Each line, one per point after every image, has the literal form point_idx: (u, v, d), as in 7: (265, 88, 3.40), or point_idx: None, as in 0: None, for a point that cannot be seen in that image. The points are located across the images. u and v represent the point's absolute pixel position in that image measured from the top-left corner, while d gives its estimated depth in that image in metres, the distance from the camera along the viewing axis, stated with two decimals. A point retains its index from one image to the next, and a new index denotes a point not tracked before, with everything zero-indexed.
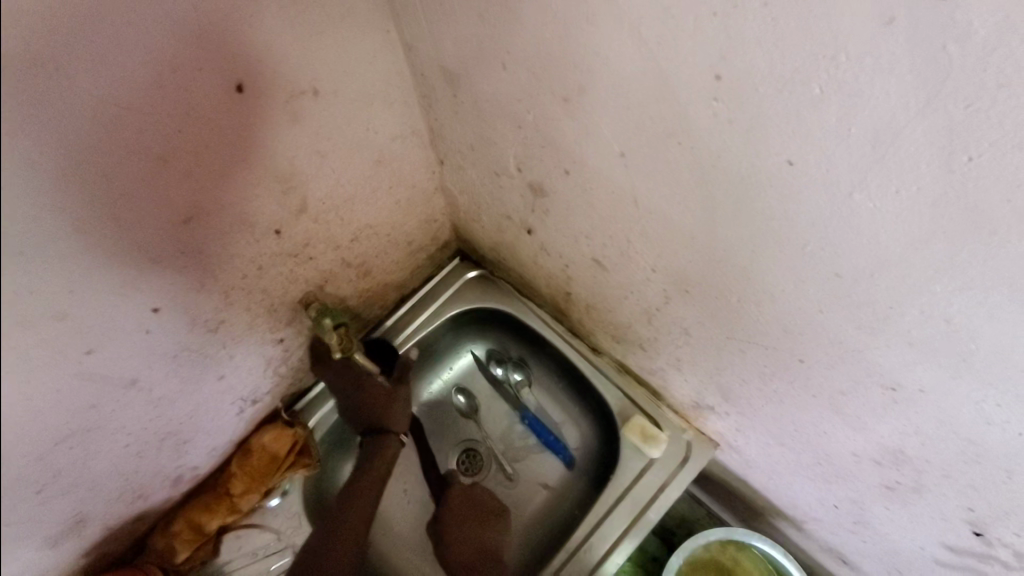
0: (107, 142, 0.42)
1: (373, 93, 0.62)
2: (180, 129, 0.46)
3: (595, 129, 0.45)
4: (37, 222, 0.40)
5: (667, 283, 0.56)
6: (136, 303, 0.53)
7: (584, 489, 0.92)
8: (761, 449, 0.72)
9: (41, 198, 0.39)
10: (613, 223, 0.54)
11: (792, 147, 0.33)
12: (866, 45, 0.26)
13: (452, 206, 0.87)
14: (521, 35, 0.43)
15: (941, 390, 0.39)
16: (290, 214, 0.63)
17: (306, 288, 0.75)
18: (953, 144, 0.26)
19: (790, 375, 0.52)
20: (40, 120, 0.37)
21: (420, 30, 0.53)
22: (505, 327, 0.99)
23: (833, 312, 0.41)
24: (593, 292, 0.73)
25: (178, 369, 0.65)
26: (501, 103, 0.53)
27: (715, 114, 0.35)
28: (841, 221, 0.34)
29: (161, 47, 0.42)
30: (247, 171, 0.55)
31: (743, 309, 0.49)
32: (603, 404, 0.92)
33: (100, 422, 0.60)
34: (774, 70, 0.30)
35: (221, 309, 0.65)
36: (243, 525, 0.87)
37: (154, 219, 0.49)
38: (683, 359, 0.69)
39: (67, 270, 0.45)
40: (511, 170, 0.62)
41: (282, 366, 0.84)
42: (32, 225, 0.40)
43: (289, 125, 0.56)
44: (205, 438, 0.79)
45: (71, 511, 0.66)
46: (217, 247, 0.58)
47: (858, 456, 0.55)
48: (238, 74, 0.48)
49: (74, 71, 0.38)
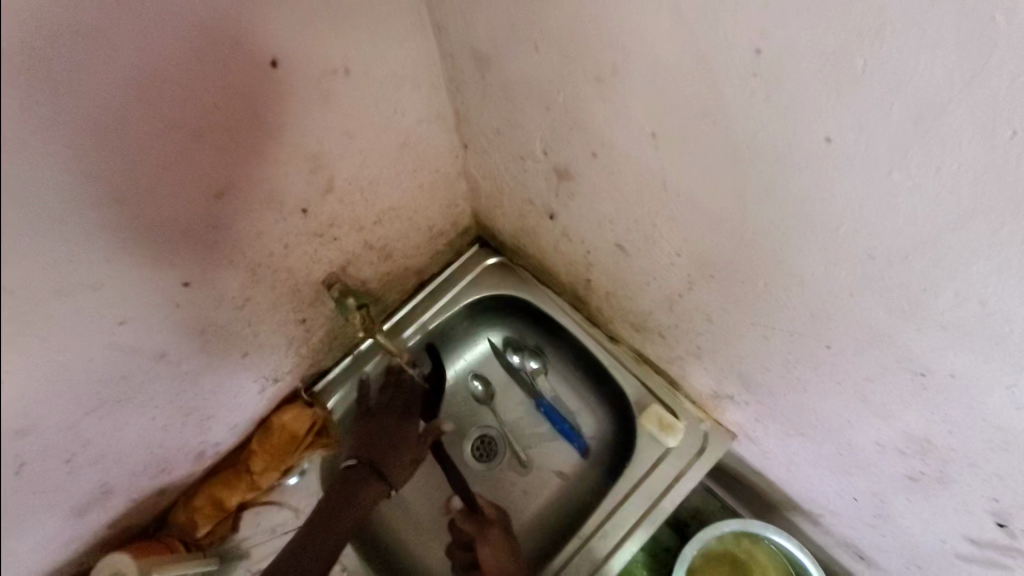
0: (143, 114, 0.43)
1: (401, 74, 0.62)
2: (214, 104, 0.47)
3: (626, 108, 0.45)
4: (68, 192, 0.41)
5: (692, 268, 0.56)
6: (165, 276, 0.55)
7: (598, 477, 0.92)
8: (780, 439, 0.72)
9: (70, 165, 0.40)
10: (641, 207, 0.54)
11: (830, 123, 0.32)
12: (913, 19, 0.26)
13: (474, 191, 0.87)
14: (555, 14, 0.43)
15: (971, 375, 0.39)
16: (317, 194, 0.64)
17: (329, 269, 0.75)
18: (996, 120, 0.26)
19: (815, 362, 0.52)
20: (73, 89, 0.38)
21: (452, 9, 0.53)
22: (523, 315, 0.99)
23: (864, 295, 0.41)
24: (615, 279, 0.74)
25: (204, 345, 0.66)
26: (530, 84, 0.53)
27: (753, 90, 0.35)
28: (878, 200, 0.34)
29: (197, 22, 0.42)
30: (277, 150, 0.56)
31: (770, 294, 0.49)
32: (619, 393, 0.92)
33: (129, 394, 0.61)
34: (815, 46, 0.30)
35: (248, 287, 0.66)
36: (262, 502, 0.89)
37: (188, 194, 0.50)
38: (703, 347, 0.69)
39: (101, 241, 0.46)
40: (536, 153, 0.63)
41: (304, 346, 0.85)
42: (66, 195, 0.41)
43: (320, 104, 0.56)
44: (228, 415, 0.80)
45: (99, 481, 0.67)
46: (245, 225, 0.59)
47: (881, 445, 0.55)
48: (273, 53, 0.49)
49: (114, 42, 0.38)
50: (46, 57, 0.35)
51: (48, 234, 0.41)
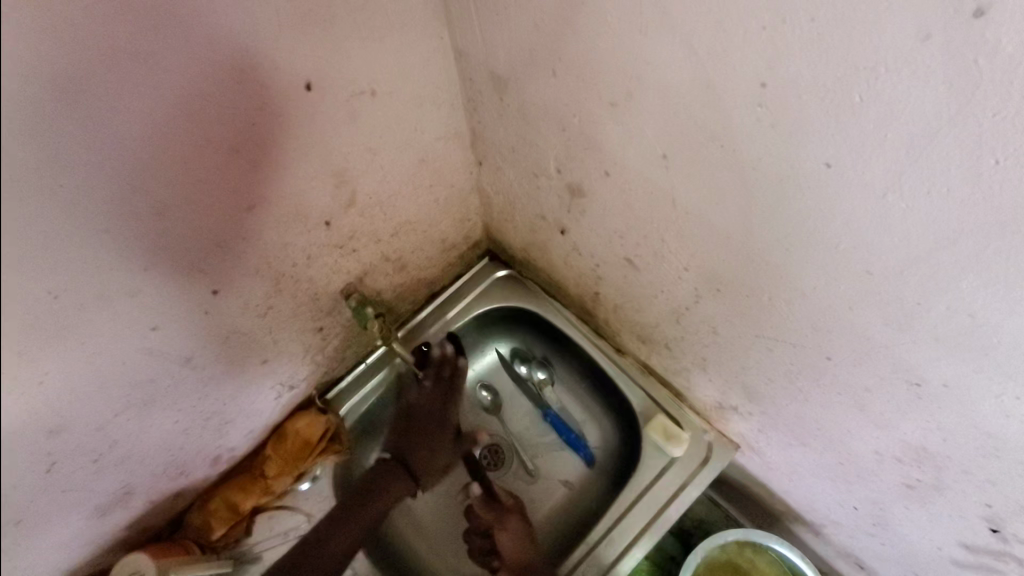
0: (188, 131, 0.46)
1: (422, 95, 0.65)
2: (252, 123, 0.50)
3: (638, 132, 0.48)
4: (109, 197, 0.44)
5: (699, 282, 0.58)
6: (196, 284, 0.57)
7: (604, 486, 0.94)
8: (783, 450, 0.74)
9: (117, 173, 0.43)
10: (650, 223, 0.57)
11: (830, 149, 0.35)
12: (903, 58, 0.29)
13: (486, 206, 0.90)
14: (573, 44, 0.46)
15: (963, 385, 0.41)
16: (340, 207, 0.67)
17: (347, 279, 0.78)
18: (980, 149, 0.29)
19: (816, 373, 0.54)
20: (125, 106, 0.41)
21: (473, 37, 0.56)
22: (531, 327, 1.02)
23: (862, 309, 0.43)
24: (623, 292, 0.76)
25: (228, 351, 0.69)
26: (547, 107, 0.56)
27: (759, 118, 0.37)
28: (874, 220, 0.37)
29: (240, 47, 0.46)
30: (306, 166, 0.59)
31: (773, 307, 0.51)
32: (625, 404, 0.94)
33: (156, 396, 0.63)
34: (817, 80, 0.33)
35: (271, 296, 0.68)
36: (275, 506, 0.91)
37: (223, 206, 0.53)
38: (708, 358, 0.71)
39: (142, 249, 0.49)
40: (549, 171, 0.66)
41: (320, 354, 0.87)
42: (107, 200, 0.44)
43: (347, 123, 0.59)
44: (245, 420, 0.82)
45: (121, 482, 0.69)
46: (273, 236, 0.62)
47: (880, 454, 0.57)
48: (307, 75, 0.52)
49: (167, 65, 0.42)
50: (102, 76, 0.39)
51: (97, 236, 0.45)
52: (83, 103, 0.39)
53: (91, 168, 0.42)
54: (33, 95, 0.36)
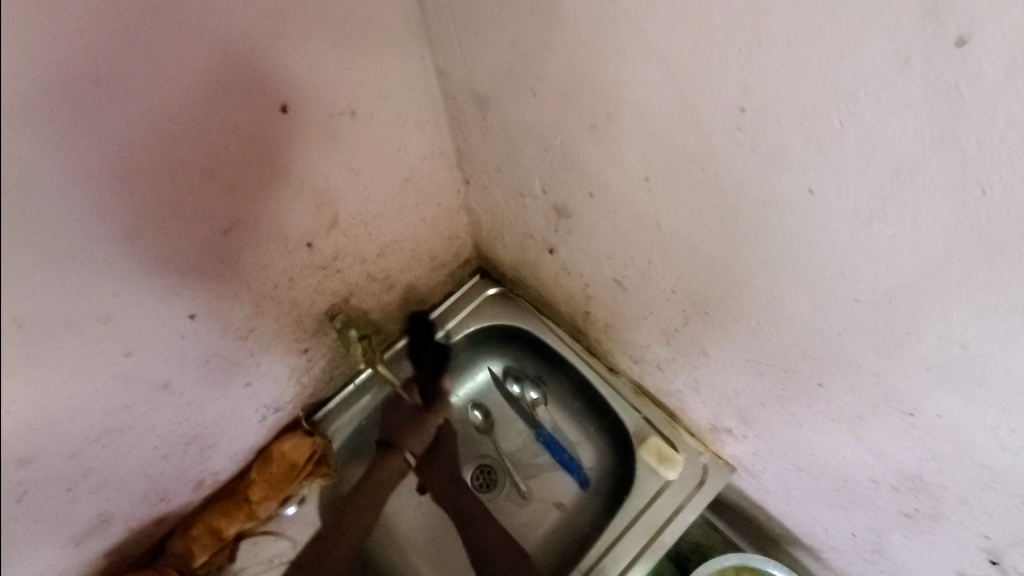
0: (159, 155, 0.45)
1: (405, 115, 0.64)
2: (227, 145, 0.49)
3: (620, 154, 0.46)
4: (80, 224, 0.43)
5: (686, 304, 0.57)
6: (172, 309, 0.56)
7: (599, 509, 0.91)
8: (779, 474, 0.72)
9: (85, 200, 0.42)
10: (636, 244, 0.56)
11: (813, 175, 0.34)
12: (883, 84, 0.28)
13: (475, 224, 0.89)
14: (552, 64, 0.45)
15: (956, 415, 0.40)
16: (322, 227, 0.66)
17: (332, 299, 0.77)
18: (965, 178, 0.28)
19: (808, 398, 0.53)
20: (90, 132, 0.40)
21: (454, 57, 0.55)
22: (523, 345, 1.00)
23: (852, 336, 0.42)
24: (612, 312, 0.75)
25: (208, 374, 0.67)
26: (529, 127, 0.55)
27: (739, 142, 0.36)
28: (860, 247, 0.35)
29: (213, 72, 0.45)
30: (286, 187, 0.58)
31: (763, 332, 0.50)
32: (618, 424, 0.93)
33: (132, 423, 0.62)
34: (796, 104, 0.32)
35: (252, 318, 0.67)
36: (260, 531, 0.89)
37: (200, 229, 0.52)
38: (700, 380, 0.69)
39: (114, 277, 0.48)
40: (535, 191, 0.65)
41: (306, 376, 0.86)
42: (78, 228, 0.43)
43: (328, 144, 0.58)
44: (228, 443, 0.81)
45: (97, 510, 0.68)
46: (253, 259, 0.60)
47: (876, 482, 0.55)
48: (283, 97, 0.51)
49: (134, 89, 0.41)
50: (67, 103, 0.38)
51: (64, 264, 0.43)
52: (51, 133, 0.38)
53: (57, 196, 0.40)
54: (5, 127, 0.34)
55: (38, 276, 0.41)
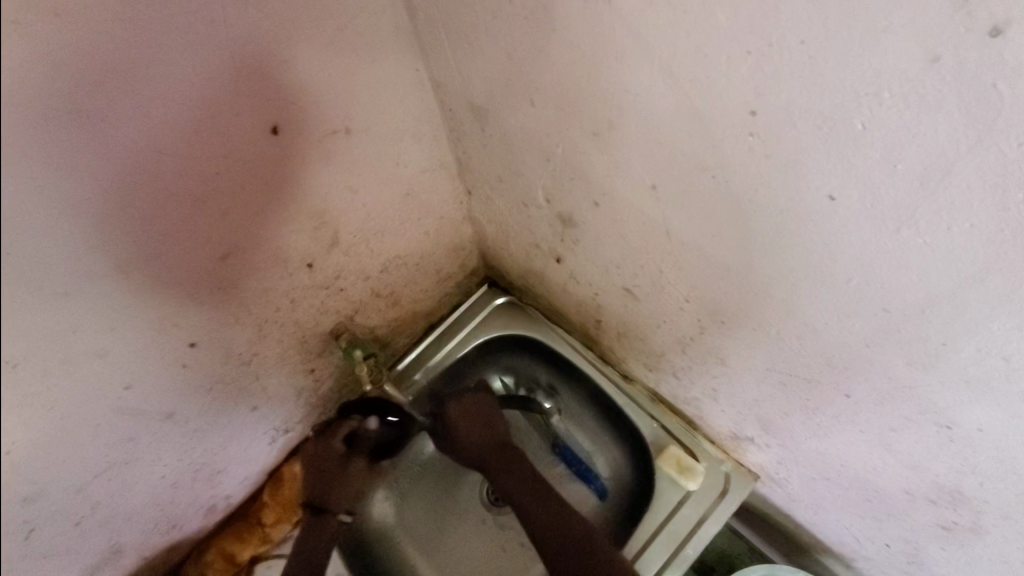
0: (150, 187, 0.44)
1: (401, 129, 0.62)
2: (218, 171, 0.48)
3: (625, 163, 0.44)
4: (71, 262, 0.42)
5: (702, 313, 0.54)
6: (171, 340, 0.55)
7: (618, 523, 0.88)
8: (805, 483, 0.69)
9: (66, 236, 0.40)
10: (645, 253, 0.53)
11: (833, 180, 0.32)
12: (909, 83, 0.25)
13: (479, 234, 0.87)
14: (549, 72, 0.43)
15: (1000, 430, 0.37)
16: (322, 248, 0.64)
17: (336, 318, 0.75)
18: (1007, 182, 0.25)
19: (834, 409, 0.50)
20: (70, 165, 0.38)
21: (449, 69, 0.53)
22: (535, 353, 0.97)
23: (881, 347, 0.39)
24: (625, 320, 0.72)
25: (213, 401, 0.66)
26: (529, 137, 0.52)
27: (751, 148, 0.34)
28: (888, 257, 0.33)
29: (196, 95, 0.43)
30: (283, 210, 0.56)
31: (784, 342, 0.47)
32: (635, 433, 0.90)
33: (138, 454, 0.61)
34: (813, 107, 0.29)
35: (255, 342, 0.66)
36: (275, 555, 0.87)
37: (196, 258, 0.51)
38: (719, 390, 0.67)
39: (107, 311, 0.46)
40: (539, 201, 0.62)
41: (314, 396, 0.84)
42: (69, 265, 0.42)
43: (323, 163, 0.57)
44: (238, 467, 0.79)
45: (108, 542, 0.67)
46: (252, 284, 0.59)
47: (910, 494, 0.52)
48: (275, 118, 0.49)
49: (120, 121, 0.39)
50: (50, 141, 0.37)
51: (52, 302, 0.42)
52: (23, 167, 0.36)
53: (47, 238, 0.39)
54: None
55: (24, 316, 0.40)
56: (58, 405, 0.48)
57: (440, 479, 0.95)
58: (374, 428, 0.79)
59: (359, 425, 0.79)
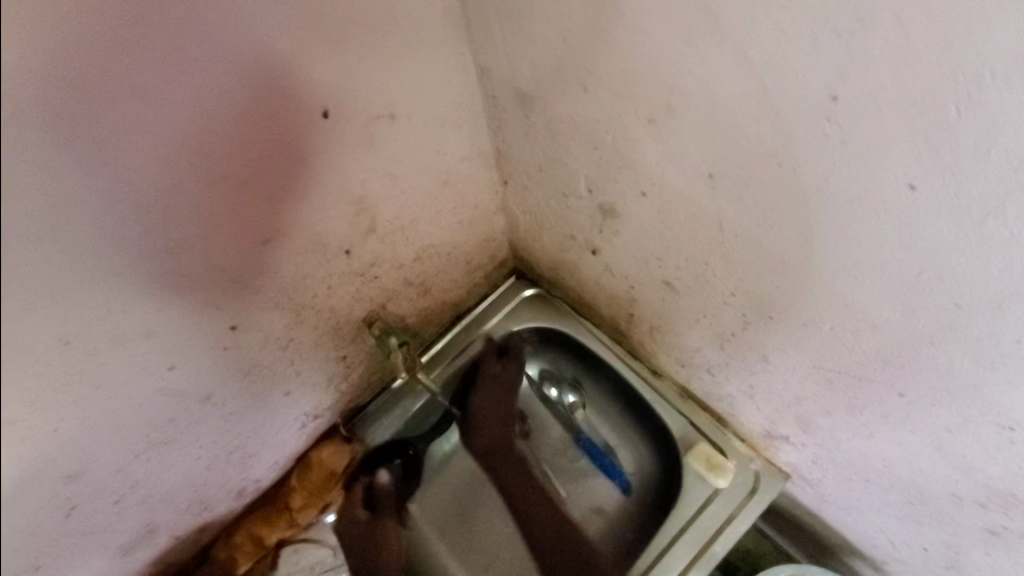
0: (199, 167, 0.44)
1: (443, 115, 0.62)
2: (266, 153, 0.48)
3: (681, 151, 0.43)
4: (120, 238, 0.42)
5: (747, 308, 0.53)
6: (213, 322, 0.55)
7: (644, 519, 0.89)
8: (841, 484, 0.68)
9: (116, 217, 0.41)
10: (692, 246, 0.52)
11: (914, 168, 0.31)
12: (1013, 62, 0.24)
13: (511, 225, 0.86)
14: (607, 57, 0.42)
15: None
16: (360, 234, 0.64)
17: (369, 306, 0.75)
18: None
19: (884, 408, 0.49)
20: (122, 145, 0.38)
21: (497, 54, 0.53)
22: (561, 347, 0.97)
23: (947, 344, 0.38)
24: (660, 314, 0.71)
25: (249, 385, 0.66)
26: (577, 124, 0.52)
27: (826, 134, 0.33)
28: (969, 249, 0.32)
29: (250, 74, 0.43)
30: (325, 194, 0.56)
31: (836, 338, 0.46)
32: (663, 429, 0.89)
33: (176, 436, 0.61)
34: (902, 90, 0.28)
35: (292, 327, 0.66)
36: (301, 539, 0.88)
37: (241, 240, 0.51)
38: (756, 387, 0.66)
39: (154, 292, 0.47)
40: (580, 191, 0.62)
41: (343, 383, 0.85)
42: (119, 241, 0.42)
43: (366, 148, 0.56)
44: (268, 451, 0.80)
45: (143, 521, 0.68)
46: (291, 268, 0.59)
47: (959, 497, 0.51)
48: (323, 101, 0.49)
49: (174, 97, 0.39)
50: (105, 114, 0.37)
51: (106, 281, 0.42)
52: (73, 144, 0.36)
53: (101, 212, 0.40)
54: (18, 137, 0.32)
55: (67, 288, 0.40)
56: (104, 382, 0.48)
57: (464, 470, 0.95)
58: (386, 481, 0.89)
59: (371, 482, 0.89)
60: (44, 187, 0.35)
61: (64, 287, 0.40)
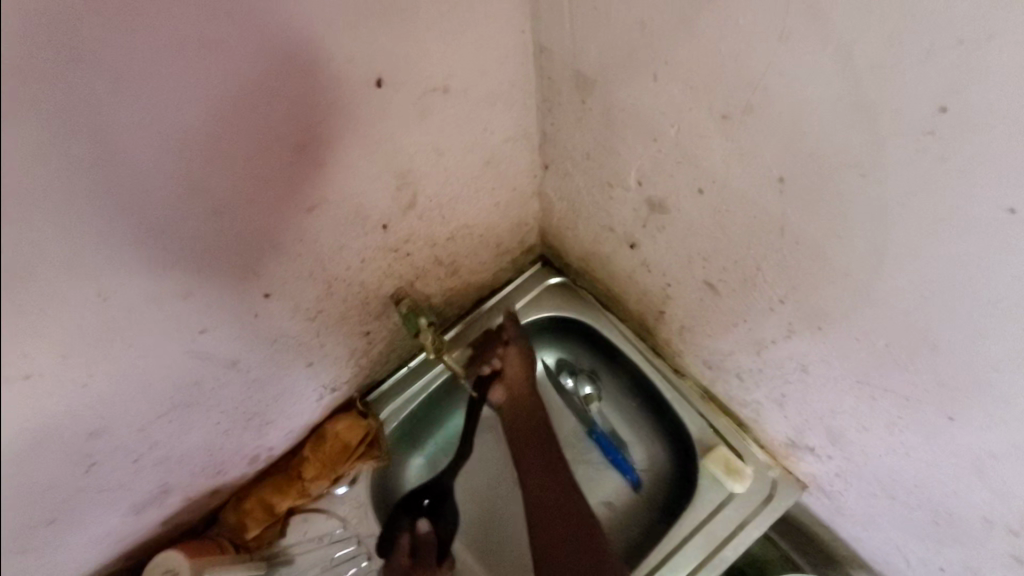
0: (252, 130, 0.43)
1: (494, 94, 0.60)
2: (317, 120, 0.46)
3: (753, 150, 0.42)
4: (168, 197, 0.41)
5: (794, 316, 0.52)
6: (247, 287, 0.54)
7: (654, 514, 0.88)
8: (863, 499, 0.67)
9: (163, 176, 0.40)
10: (745, 248, 0.51)
11: (1017, 190, 0.29)
12: None
13: (546, 211, 0.85)
14: (688, 46, 0.40)
15: None
16: (399, 210, 0.63)
17: (398, 283, 0.74)
18: None
19: (928, 429, 0.48)
20: (175, 101, 0.37)
21: (562, 35, 0.51)
22: (582, 338, 0.96)
23: (1015, 372, 0.36)
24: (693, 314, 0.70)
25: (274, 353, 0.66)
26: (638, 114, 0.50)
27: (924, 147, 0.31)
28: None
29: (309, 37, 0.41)
30: (370, 167, 0.55)
31: (890, 355, 0.45)
32: (679, 428, 0.88)
33: (200, 399, 0.61)
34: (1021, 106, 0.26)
35: (322, 299, 0.65)
36: (310, 509, 0.88)
37: (284, 207, 0.50)
38: (788, 396, 0.65)
39: (193, 255, 0.46)
40: (628, 182, 0.60)
41: (364, 357, 0.84)
42: (166, 201, 0.41)
43: (416, 122, 0.55)
44: (284, 420, 0.80)
45: (160, 480, 0.68)
46: (328, 240, 0.58)
47: (991, 524, 0.50)
48: (379, 70, 0.47)
49: (231, 55, 0.38)
50: (162, 69, 0.35)
51: (149, 241, 0.42)
52: (116, 94, 0.34)
53: (151, 169, 0.39)
54: (46, 80, 0.31)
55: (108, 244, 0.39)
56: (137, 341, 0.47)
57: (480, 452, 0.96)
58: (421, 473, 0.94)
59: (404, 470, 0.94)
60: (91, 134, 0.35)
61: (107, 243, 0.39)
